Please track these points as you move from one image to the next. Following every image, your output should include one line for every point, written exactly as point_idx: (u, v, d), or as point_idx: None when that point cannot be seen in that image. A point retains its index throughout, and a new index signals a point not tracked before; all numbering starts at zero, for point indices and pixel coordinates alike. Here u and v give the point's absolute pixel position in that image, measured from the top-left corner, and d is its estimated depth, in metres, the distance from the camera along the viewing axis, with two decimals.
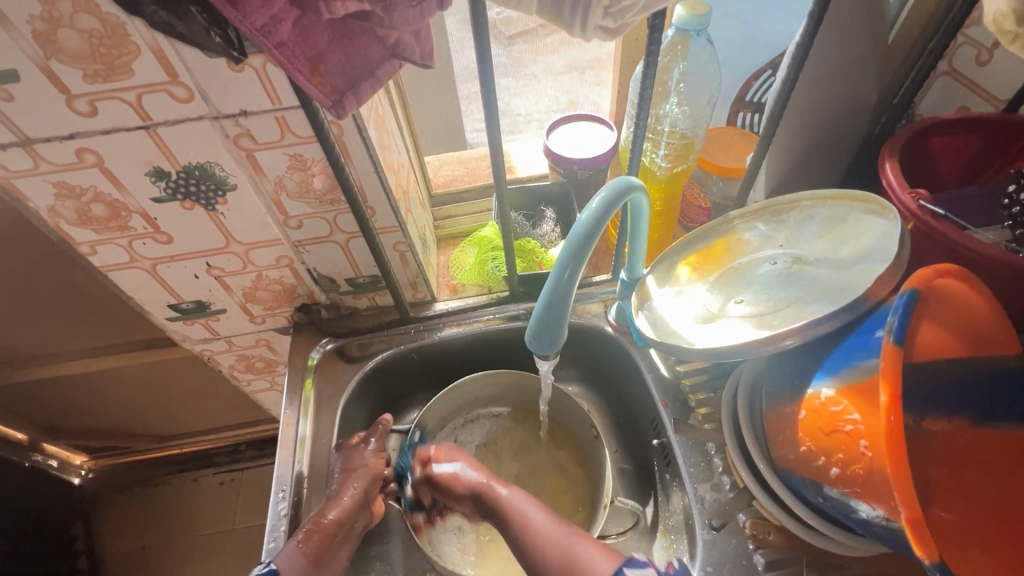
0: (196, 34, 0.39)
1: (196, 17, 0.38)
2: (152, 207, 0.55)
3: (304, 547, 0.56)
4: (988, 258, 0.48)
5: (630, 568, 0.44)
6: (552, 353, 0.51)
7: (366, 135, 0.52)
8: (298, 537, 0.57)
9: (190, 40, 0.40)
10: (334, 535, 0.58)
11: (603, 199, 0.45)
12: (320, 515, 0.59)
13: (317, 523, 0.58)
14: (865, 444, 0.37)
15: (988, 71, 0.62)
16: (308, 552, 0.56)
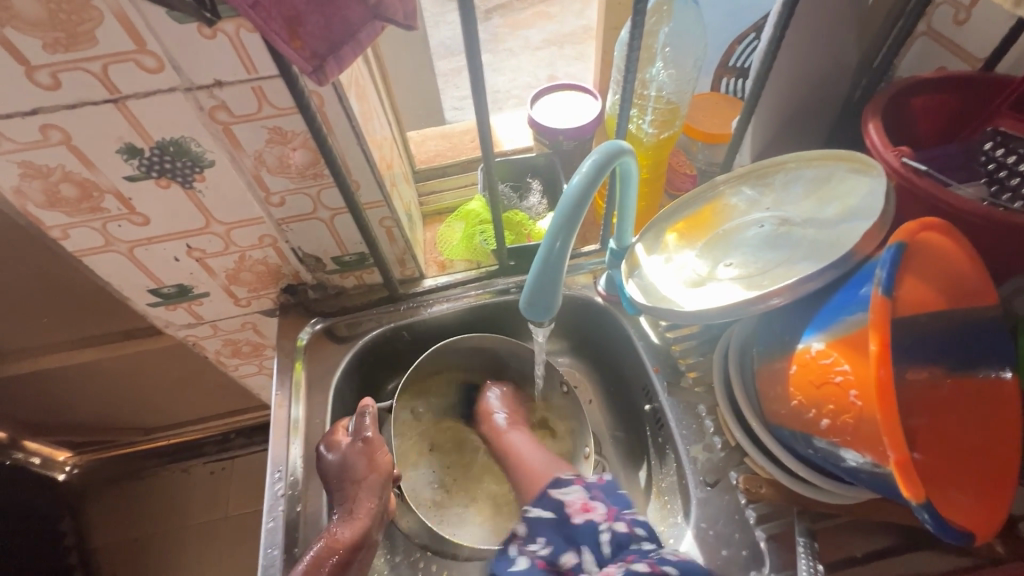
0: None
1: None
2: (126, 186, 0.53)
3: None
4: (971, 213, 0.49)
5: (555, 487, 0.54)
6: (548, 320, 0.51)
7: (348, 105, 0.51)
8: (314, 552, 0.54)
9: None
10: (349, 556, 0.54)
11: (594, 162, 0.45)
12: (331, 535, 0.55)
13: (329, 542, 0.55)
14: (855, 393, 0.37)
15: (966, 30, 0.63)
16: None
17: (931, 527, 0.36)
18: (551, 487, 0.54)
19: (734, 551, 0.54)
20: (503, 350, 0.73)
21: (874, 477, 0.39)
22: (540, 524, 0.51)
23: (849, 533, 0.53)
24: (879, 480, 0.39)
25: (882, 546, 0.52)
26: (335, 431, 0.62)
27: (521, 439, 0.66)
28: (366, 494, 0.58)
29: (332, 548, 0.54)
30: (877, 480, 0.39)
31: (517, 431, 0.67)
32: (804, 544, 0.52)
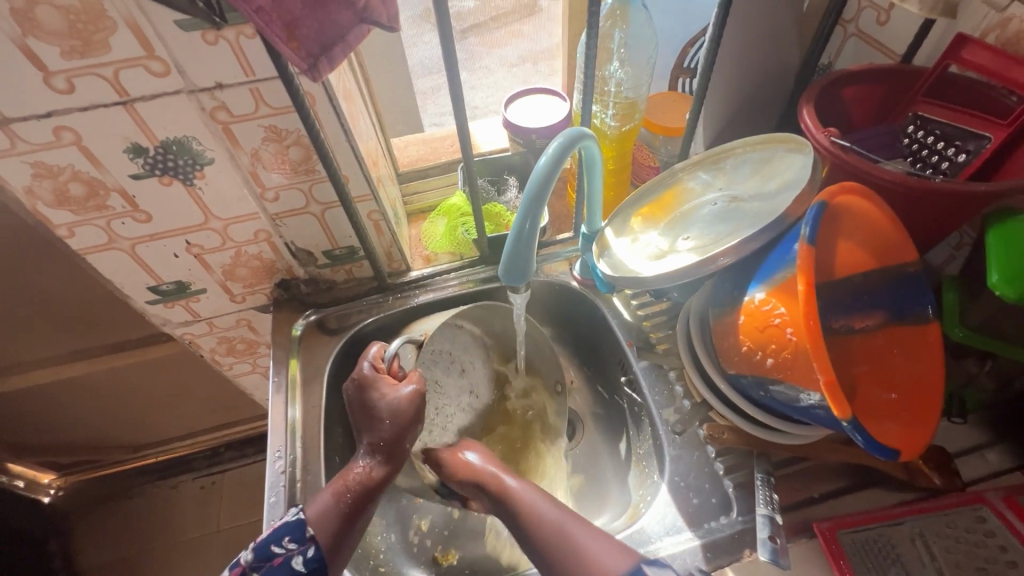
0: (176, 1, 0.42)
1: None
2: (130, 184, 0.57)
3: (337, 507, 0.55)
4: (892, 183, 0.55)
5: (651, 566, 0.44)
6: (523, 285, 0.56)
7: (337, 105, 0.56)
8: (340, 484, 0.56)
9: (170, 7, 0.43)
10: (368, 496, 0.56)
11: (559, 144, 0.50)
12: (363, 467, 0.57)
13: (361, 475, 0.56)
14: (790, 331, 0.43)
15: (887, 30, 0.71)
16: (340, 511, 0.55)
17: (863, 445, 0.42)
18: (643, 562, 0.45)
19: (705, 499, 0.59)
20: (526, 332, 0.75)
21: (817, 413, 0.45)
22: None
23: (807, 477, 0.58)
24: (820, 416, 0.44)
25: (836, 487, 0.58)
26: (372, 360, 0.61)
27: (542, 500, 0.52)
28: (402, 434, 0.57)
29: (365, 484, 0.56)
30: (816, 413, 0.45)
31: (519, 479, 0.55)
32: (762, 479, 0.56)
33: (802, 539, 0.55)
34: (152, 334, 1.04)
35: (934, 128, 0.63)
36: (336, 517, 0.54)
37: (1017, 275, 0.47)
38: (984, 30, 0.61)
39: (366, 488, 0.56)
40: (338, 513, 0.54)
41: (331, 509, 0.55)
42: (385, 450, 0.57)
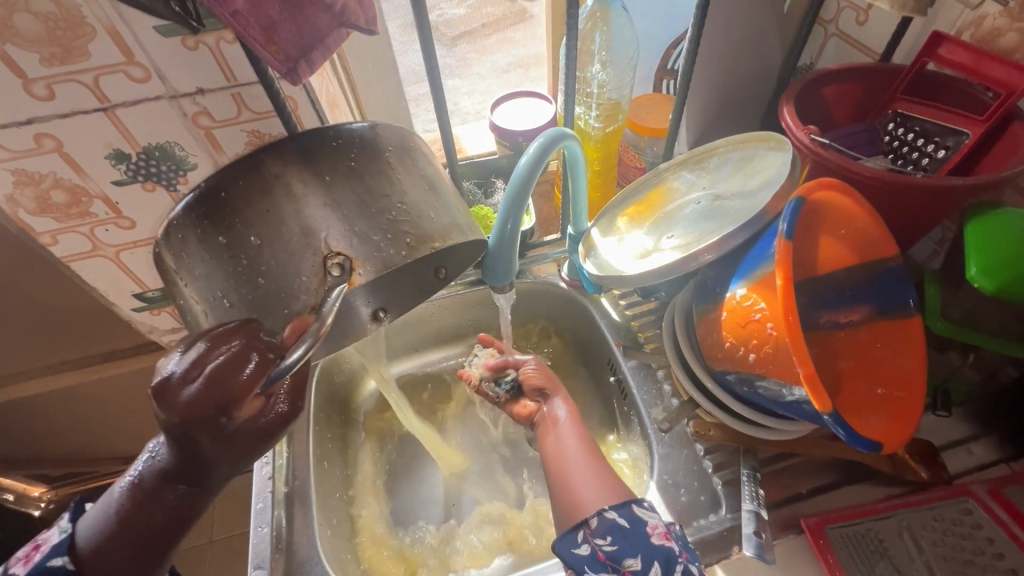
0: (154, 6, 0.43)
1: None
2: (113, 190, 0.57)
3: (111, 533, 0.43)
4: (871, 180, 0.56)
5: (635, 506, 0.46)
6: (507, 285, 0.56)
7: (320, 108, 0.56)
8: (129, 482, 0.43)
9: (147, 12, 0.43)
10: (158, 527, 0.43)
11: (541, 144, 0.51)
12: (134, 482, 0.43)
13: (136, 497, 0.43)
14: (770, 325, 0.44)
15: (866, 30, 0.72)
16: (117, 539, 0.43)
17: (845, 438, 0.42)
18: (631, 501, 0.47)
19: (694, 497, 0.58)
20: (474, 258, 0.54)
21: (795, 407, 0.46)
22: (613, 526, 0.45)
23: (795, 473, 0.59)
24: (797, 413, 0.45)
25: (825, 482, 0.58)
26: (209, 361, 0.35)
27: (570, 439, 0.54)
28: (224, 456, 0.41)
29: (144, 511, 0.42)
30: (796, 407, 0.46)
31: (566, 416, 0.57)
32: (748, 475, 0.57)
33: (791, 534, 0.55)
34: (143, 343, 1.03)
35: (915, 125, 0.64)
36: (127, 538, 0.43)
37: (996, 267, 0.48)
38: (959, 29, 0.62)
39: (173, 514, 0.43)
40: (117, 532, 0.43)
41: (111, 523, 0.43)
42: (177, 474, 0.42)
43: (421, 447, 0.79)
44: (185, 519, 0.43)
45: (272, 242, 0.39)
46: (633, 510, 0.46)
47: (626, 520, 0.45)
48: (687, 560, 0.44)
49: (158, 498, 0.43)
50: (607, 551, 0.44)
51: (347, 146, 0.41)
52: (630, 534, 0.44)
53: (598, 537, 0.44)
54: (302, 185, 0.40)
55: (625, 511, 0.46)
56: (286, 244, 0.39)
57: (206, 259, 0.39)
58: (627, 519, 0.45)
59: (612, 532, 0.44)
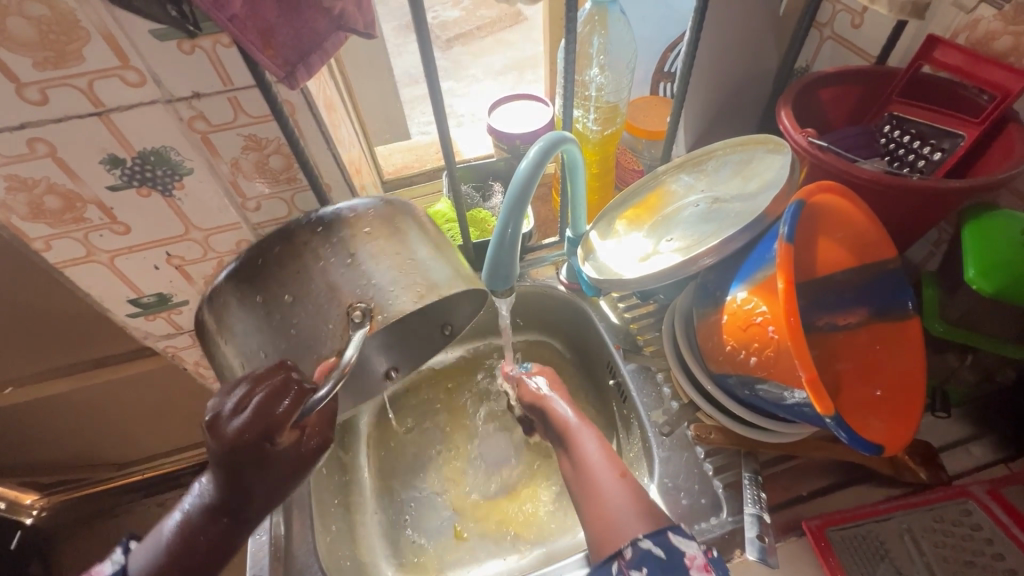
0: (152, 10, 0.43)
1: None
2: (108, 196, 0.56)
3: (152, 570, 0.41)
4: (869, 182, 0.56)
5: (674, 533, 0.42)
6: (507, 290, 0.56)
7: (317, 112, 0.56)
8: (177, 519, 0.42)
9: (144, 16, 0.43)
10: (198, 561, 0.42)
11: (540, 148, 0.51)
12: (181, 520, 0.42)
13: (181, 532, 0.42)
14: (772, 328, 0.44)
15: (861, 33, 0.72)
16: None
17: (847, 441, 0.42)
18: (669, 530, 0.42)
19: (695, 500, 0.58)
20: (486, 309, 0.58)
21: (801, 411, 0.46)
22: (650, 558, 0.41)
23: (795, 475, 0.59)
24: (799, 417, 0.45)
25: (826, 484, 0.58)
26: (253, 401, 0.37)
27: (593, 446, 0.51)
28: (272, 486, 0.41)
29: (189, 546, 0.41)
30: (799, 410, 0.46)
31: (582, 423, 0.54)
32: (749, 479, 0.57)
33: (792, 537, 0.55)
34: (136, 348, 1.02)
35: (910, 127, 0.64)
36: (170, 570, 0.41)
37: (993, 269, 0.48)
38: (954, 32, 0.62)
39: (215, 544, 0.42)
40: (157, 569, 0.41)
41: (158, 558, 0.42)
42: (222, 507, 0.41)
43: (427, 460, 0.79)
44: (225, 554, 0.42)
45: (301, 298, 0.43)
46: (670, 538, 0.42)
47: (662, 551, 0.41)
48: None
49: (203, 532, 0.42)
50: None
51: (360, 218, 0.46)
52: (668, 568, 0.40)
53: (633, 569, 0.40)
54: (326, 249, 0.44)
55: (661, 539, 0.42)
56: (313, 300, 0.43)
57: (245, 319, 0.43)
58: (663, 550, 0.41)
59: (648, 563, 0.40)
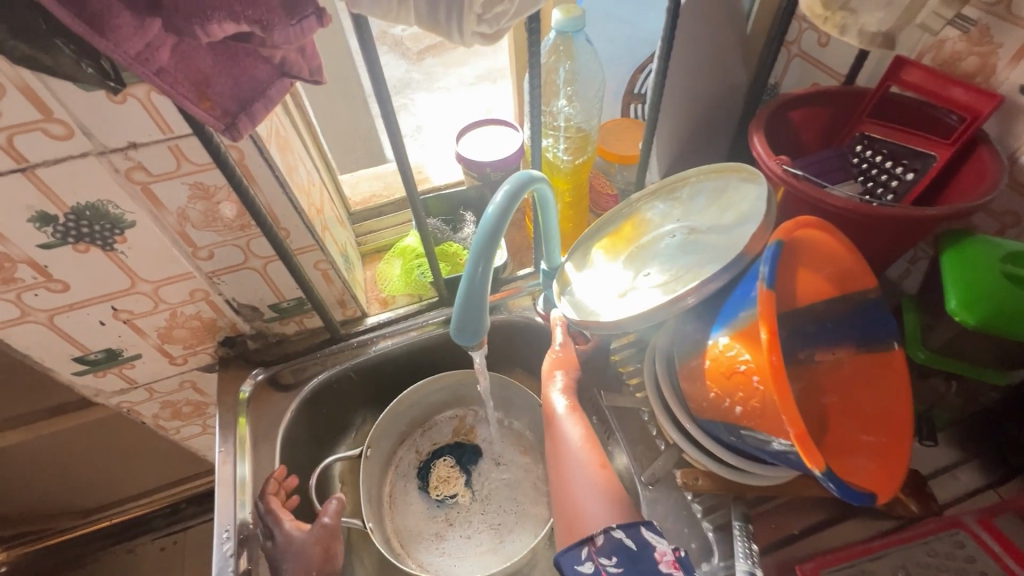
0: (64, 66, 0.39)
1: (63, 50, 0.38)
2: (41, 254, 0.51)
3: None
4: (844, 211, 0.55)
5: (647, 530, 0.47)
6: (479, 341, 0.53)
7: (269, 156, 0.52)
8: None
9: (59, 73, 0.39)
10: None
11: (507, 192, 0.48)
12: None
13: None
14: (756, 379, 0.42)
15: (829, 51, 0.72)
16: None
17: (838, 494, 0.40)
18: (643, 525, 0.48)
19: (685, 545, 0.56)
20: (462, 382, 0.77)
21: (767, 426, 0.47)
22: (621, 551, 0.46)
23: (784, 513, 0.57)
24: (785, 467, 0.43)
25: (817, 520, 0.57)
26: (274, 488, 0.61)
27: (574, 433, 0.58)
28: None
29: None
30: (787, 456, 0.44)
31: (571, 413, 0.59)
32: (740, 528, 0.54)
33: None
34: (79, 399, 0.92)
35: (882, 148, 0.64)
36: None
37: (975, 300, 0.47)
38: (920, 52, 0.62)
39: None
40: None
41: None
42: None
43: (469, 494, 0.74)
44: None
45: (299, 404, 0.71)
46: (643, 533, 0.47)
47: (634, 543, 0.47)
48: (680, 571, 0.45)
49: None
50: (611, 571, 0.46)
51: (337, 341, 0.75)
52: (636, 558, 0.46)
53: (602, 556, 0.46)
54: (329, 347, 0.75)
55: (635, 532, 0.47)
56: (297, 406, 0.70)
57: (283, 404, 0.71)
58: (635, 542, 0.47)
59: (616, 553, 0.46)
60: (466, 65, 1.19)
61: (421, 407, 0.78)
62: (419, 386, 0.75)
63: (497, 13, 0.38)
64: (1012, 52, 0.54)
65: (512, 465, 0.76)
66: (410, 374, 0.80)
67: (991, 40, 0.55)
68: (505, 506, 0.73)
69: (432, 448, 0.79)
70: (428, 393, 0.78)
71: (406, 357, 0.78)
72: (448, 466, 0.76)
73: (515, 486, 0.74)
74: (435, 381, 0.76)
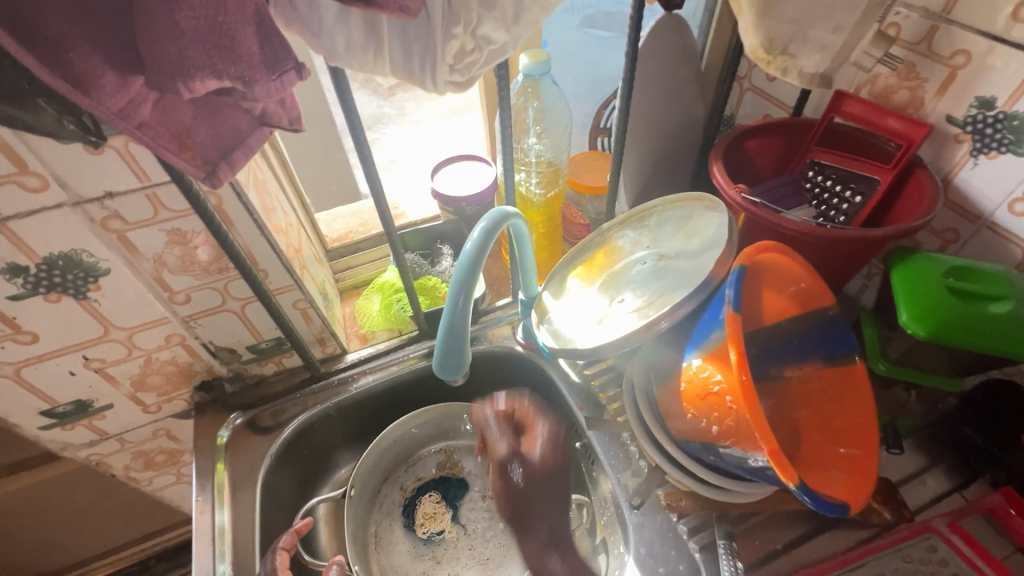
0: (47, 123, 0.40)
1: (46, 109, 0.39)
2: (10, 305, 0.50)
3: None
4: (801, 233, 0.58)
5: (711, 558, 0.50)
6: (461, 375, 0.54)
7: (248, 201, 0.53)
8: None
9: (41, 130, 0.40)
10: None
11: (484, 228, 0.49)
12: None
13: None
14: (730, 398, 0.44)
15: (776, 86, 0.77)
16: None
17: (813, 507, 0.42)
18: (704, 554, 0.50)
19: (673, 567, 0.57)
20: (446, 414, 0.78)
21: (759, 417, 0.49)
22: None
23: (767, 530, 0.58)
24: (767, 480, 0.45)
25: (798, 534, 0.58)
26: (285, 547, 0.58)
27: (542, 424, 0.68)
28: None
29: None
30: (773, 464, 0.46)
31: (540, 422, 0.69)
32: (724, 544, 0.55)
33: None
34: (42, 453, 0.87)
35: (831, 173, 0.68)
36: None
37: (925, 313, 0.51)
38: (857, 86, 0.67)
39: None
40: None
41: None
42: None
43: (456, 532, 0.73)
44: None
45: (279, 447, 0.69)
46: None
47: None
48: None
49: None
50: None
51: (317, 381, 0.74)
52: None
53: None
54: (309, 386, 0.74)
55: None
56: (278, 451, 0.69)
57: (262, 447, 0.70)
58: None
59: None
60: (437, 103, 1.23)
61: (404, 443, 0.77)
62: (402, 420, 0.75)
63: (468, 62, 0.40)
64: (937, 86, 0.59)
65: (498, 497, 0.76)
66: (393, 409, 0.79)
67: (918, 75, 0.61)
68: (492, 540, 0.72)
69: (417, 483, 0.78)
70: (412, 426, 0.77)
71: (389, 393, 0.77)
72: (433, 503, 0.75)
73: (502, 519, 0.74)
74: (419, 414, 0.75)
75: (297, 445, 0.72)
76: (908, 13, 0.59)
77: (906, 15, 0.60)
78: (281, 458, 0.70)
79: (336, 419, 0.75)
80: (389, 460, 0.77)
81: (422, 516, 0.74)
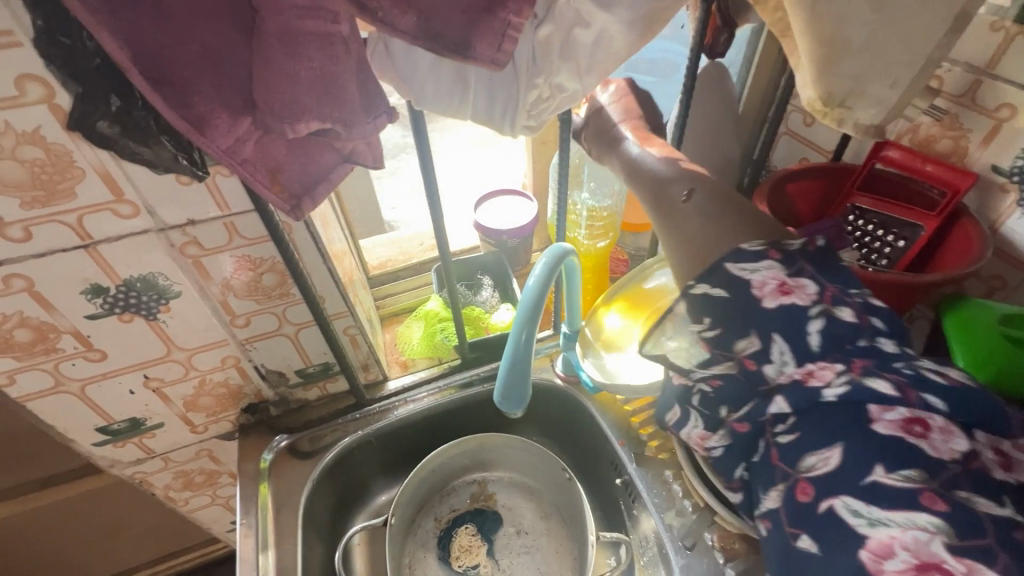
0: (163, 159, 0.44)
1: (165, 145, 0.43)
2: (86, 324, 0.53)
3: None
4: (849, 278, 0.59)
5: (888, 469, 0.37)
6: (521, 409, 0.55)
7: (315, 230, 0.55)
8: None
9: (157, 164, 0.44)
10: None
11: (545, 264, 0.51)
12: None
13: None
14: None
15: (815, 131, 0.79)
16: None
17: None
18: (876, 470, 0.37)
19: None
20: (484, 446, 0.77)
21: (871, 357, 0.41)
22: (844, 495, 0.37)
23: None
24: (803, 436, 0.40)
25: None
26: None
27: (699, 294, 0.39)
28: None
29: None
30: (848, 414, 0.39)
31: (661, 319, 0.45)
32: None
33: None
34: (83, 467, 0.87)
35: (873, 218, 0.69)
36: None
37: (983, 359, 0.52)
38: (898, 134, 0.69)
39: None
40: None
41: None
42: None
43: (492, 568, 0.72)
44: None
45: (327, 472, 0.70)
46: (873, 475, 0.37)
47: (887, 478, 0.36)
48: (844, 493, 0.37)
49: None
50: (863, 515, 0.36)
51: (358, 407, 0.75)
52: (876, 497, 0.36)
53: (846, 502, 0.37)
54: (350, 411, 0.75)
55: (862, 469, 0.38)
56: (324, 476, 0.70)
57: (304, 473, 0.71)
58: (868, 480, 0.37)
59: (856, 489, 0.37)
60: None
61: (441, 472, 0.77)
62: (442, 449, 0.75)
63: (542, 107, 0.42)
64: (981, 136, 0.61)
65: (534, 532, 0.75)
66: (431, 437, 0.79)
67: (962, 125, 0.62)
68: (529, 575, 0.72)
69: (452, 514, 0.77)
70: (449, 456, 0.77)
71: (428, 422, 0.77)
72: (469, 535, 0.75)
73: (538, 556, 0.73)
74: (457, 444, 0.75)
75: (337, 470, 0.72)
76: (951, 67, 0.61)
77: (949, 69, 0.61)
78: (321, 485, 0.70)
79: (376, 446, 0.75)
80: (426, 489, 0.76)
81: (458, 549, 0.73)
